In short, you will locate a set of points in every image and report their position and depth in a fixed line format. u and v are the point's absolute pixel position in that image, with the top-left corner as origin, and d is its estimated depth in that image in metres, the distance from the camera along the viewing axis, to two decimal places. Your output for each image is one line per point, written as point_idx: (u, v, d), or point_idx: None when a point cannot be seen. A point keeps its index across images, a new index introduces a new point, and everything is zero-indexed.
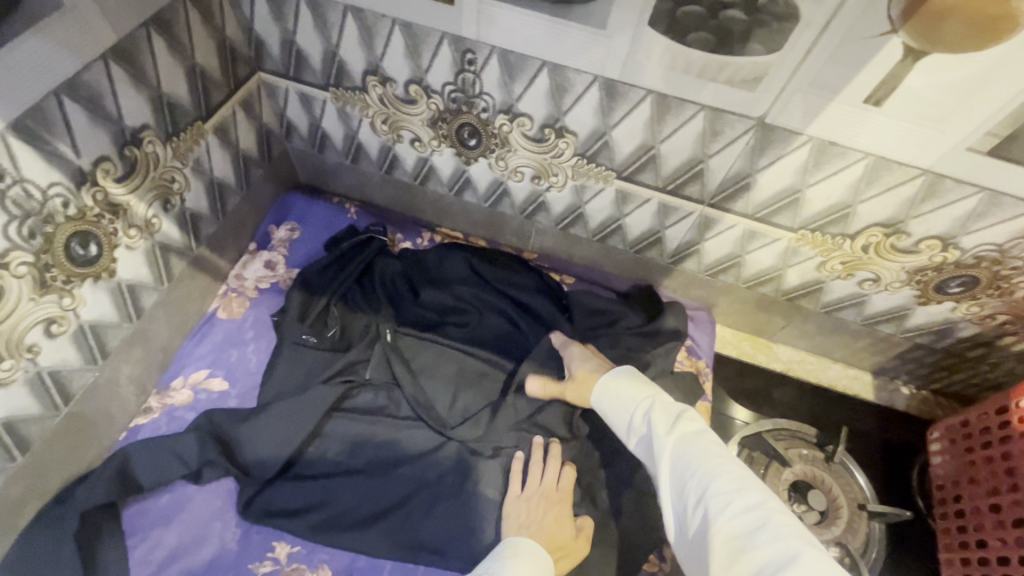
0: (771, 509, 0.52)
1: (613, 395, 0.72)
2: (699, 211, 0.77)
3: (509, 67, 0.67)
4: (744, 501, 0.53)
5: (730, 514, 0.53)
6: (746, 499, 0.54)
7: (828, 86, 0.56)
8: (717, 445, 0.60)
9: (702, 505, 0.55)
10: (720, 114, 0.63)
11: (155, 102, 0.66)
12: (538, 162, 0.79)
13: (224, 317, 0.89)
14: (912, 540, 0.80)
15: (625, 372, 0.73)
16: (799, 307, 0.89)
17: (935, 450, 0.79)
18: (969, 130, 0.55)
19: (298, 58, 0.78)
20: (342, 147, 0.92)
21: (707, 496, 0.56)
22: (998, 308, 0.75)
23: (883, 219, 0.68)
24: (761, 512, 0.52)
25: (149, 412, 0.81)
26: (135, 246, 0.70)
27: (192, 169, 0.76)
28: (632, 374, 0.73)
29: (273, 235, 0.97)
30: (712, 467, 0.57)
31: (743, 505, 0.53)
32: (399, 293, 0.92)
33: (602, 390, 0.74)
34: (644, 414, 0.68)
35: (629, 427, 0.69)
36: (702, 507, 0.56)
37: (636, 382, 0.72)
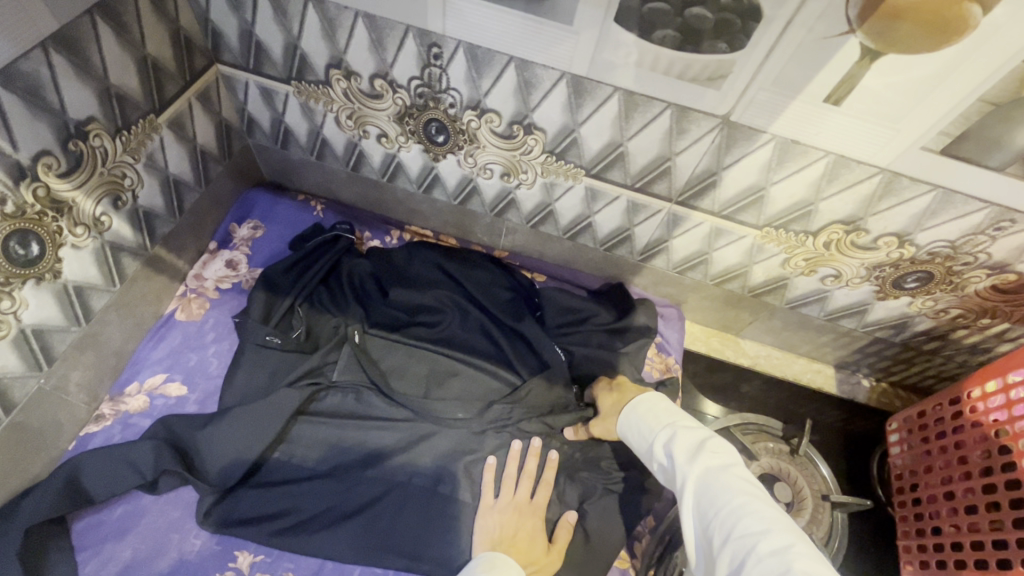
0: (800, 555, 0.48)
1: (637, 425, 0.70)
2: (667, 209, 0.78)
3: (476, 63, 0.66)
4: (769, 543, 0.50)
5: (756, 557, 0.50)
6: (774, 541, 0.50)
7: (790, 85, 0.57)
8: (746, 482, 0.57)
9: (727, 546, 0.52)
10: (685, 112, 0.64)
11: (101, 93, 0.63)
12: (507, 159, 0.79)
13: (182, 319, 0.86)
14: (872, 528, 0.83)
15: (644, 401, 0.71)
16: (765, 303, 0.90)
17: (894, 441, 0.82)
18: (923, 129, 0.56)
19: (257, 50, 0.75)
20: (307, 143, 0.89)
21: (731, 536, 0.52)
22: (952, 302, 0.78)
23: (844, 217, 0.70)
24: (788, 555, 0.49)
25: (101, 419, 0.77)
26: (82, 245, 0.66)
27: (145, 165, 0.72)
28: (658, 403, 0.70)
29: (235, 234, 0.94)
30: (737, 504, 0.54)
31: (768, 547, 0.50)
32: (367, 293, 0.90)
33: (625, 418, 0.72)
34: (667, 442, 0.65)
35: (653, 457, 0.66)
36: (730, 549, 0.52)
37: (659, 411, 0.69)
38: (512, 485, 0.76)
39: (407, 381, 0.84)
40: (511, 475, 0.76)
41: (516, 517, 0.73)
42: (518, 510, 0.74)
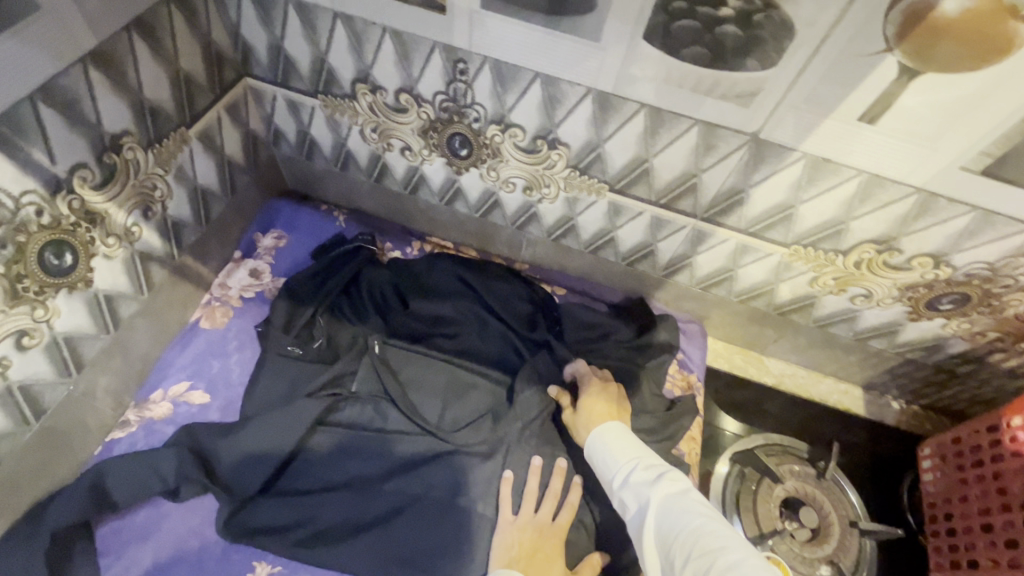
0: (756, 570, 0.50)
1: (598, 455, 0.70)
2: (692, 225, 0.77)
3: (502, 78, 0.66)
4: (727, 558, 0.52)
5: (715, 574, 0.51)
6: (734, 559, 0.52)
7: (824, 104, 0.56)
8: (704, 506, 0.59)
9: (688, 567, 0.53)
10: (714, 128, 0.62)
11: (136, 107, 0.64)
12: (530, 173, 0.78)
13: (206, 327, 0.87)
14: (902, 558, 0.79)
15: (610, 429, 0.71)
16: (791, 321, 0.88)
17: (926, 467, 0.79)
18: (964, 149, 0.54)
19: (286, 64, 0.76)
20: (331, 154, 0.90)
21: (692, 556, 0.54)
22: (989, 325, 0.75)
23: (876, 236, 0.68)
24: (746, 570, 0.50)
25: (126, 425, 0.78)
26: (113, 255, 0.68)
27: (175, 176, 0.74)
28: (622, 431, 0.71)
29: (259, 243, 0.95)
30: (696, 525, 0.56)
31: (727, 564, 0.51)
32: (386, 304, 0.90)
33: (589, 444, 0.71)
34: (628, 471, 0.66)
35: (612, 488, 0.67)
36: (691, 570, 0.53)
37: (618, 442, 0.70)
38: (534, 498, 0.75)
39: (425, 393, 0.84)
40: (533, 490, 0.75)
41: (533, 534, 0.72)
42: (535, 529, 0.73)
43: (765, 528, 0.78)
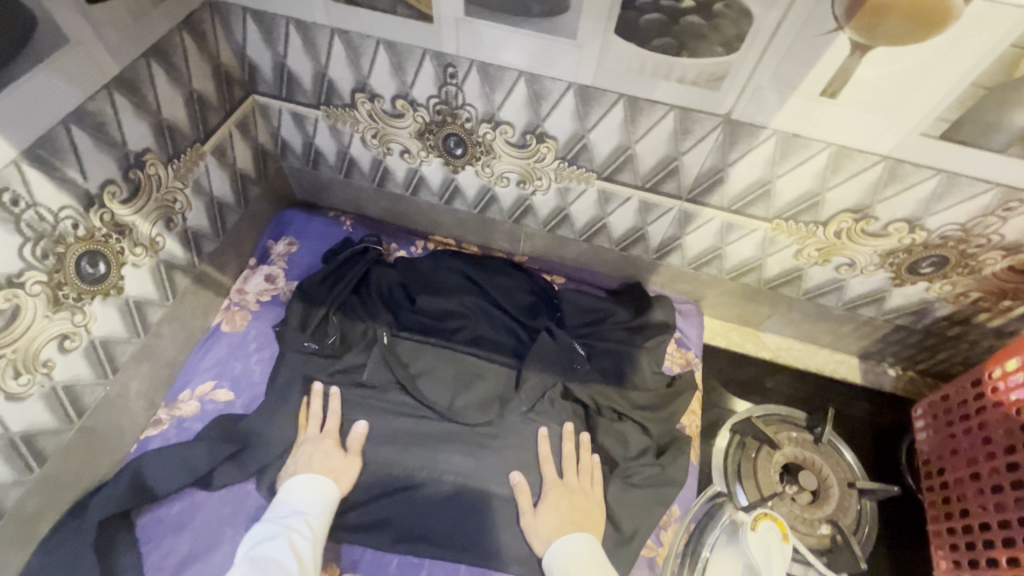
0: None
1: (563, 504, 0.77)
2: (678, 207, 0.81)
3: (490, 79, 0.71)
4: None
5: None
6: None
7: (787, 82, 0.60)
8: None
9: None
10: (689, 112, 0.67)
11: (156, 126, 0.70)
12: (522, 167, 0.83)
13: (227, 330, 0.92)
14: (903, 516, 0.81)
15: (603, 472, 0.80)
16: (782, 295, 0.92)
17: (919, 426, 0.81)
18: (921, 116, 0.58)
19: (290, 80, 0.82)
20: (335, 162, 0.96)
21: None
22: (970, 286, 0.78)
23: (852, 205, 0.71)
24: None
25: (158, 423, 0.84)
26: (141, 264, 0.73)
27: (193, 190, 0.79)
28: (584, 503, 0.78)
29: (272, 250, 1.01)
30: None
31: None
32: (394, 300, 0.95)
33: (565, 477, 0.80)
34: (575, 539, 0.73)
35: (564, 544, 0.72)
36: None
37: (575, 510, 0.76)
38: (579, 468, 0.80)
39: (435, 382, 0.89)
40: (572, 459, 0.81)
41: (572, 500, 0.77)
42: (577, 495, 0.78)
43: (765, 492, 0.81)
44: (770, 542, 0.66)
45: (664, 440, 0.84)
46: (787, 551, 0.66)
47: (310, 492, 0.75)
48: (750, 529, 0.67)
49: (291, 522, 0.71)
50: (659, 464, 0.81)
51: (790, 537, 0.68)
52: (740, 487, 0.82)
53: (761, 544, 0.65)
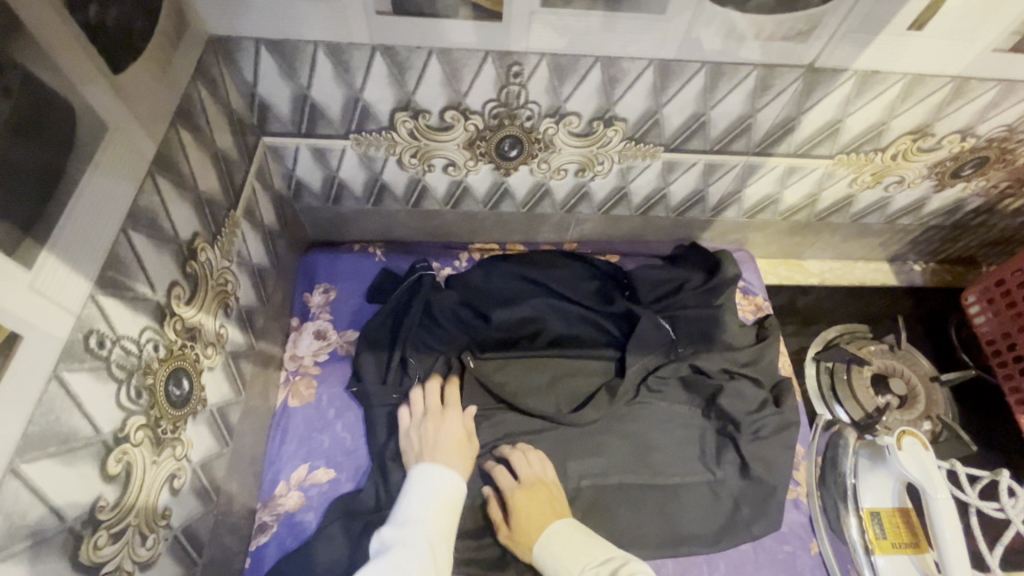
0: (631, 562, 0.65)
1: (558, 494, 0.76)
2: (744, 162, 0.81)
3: (559, 71, 0.65)
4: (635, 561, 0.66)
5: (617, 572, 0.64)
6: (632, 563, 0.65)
7: (876, 22, 0.60)
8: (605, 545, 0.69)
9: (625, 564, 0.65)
10: (771, 69, 0.65)
11: (197, 204, 0.58)
12: (583, 155, 0.79)
13: (297, 405, 0.83)
14: (974, 392, 0.90)
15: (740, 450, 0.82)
16: (829, 223, 0.96)
17: (977, 313, 0.92)
18: (998, 34, 0.61)
19: (312, 113, 0.71)
20: (363, 192, 0.86)
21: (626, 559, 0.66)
22: (1002, 177, 0.85)
23: (913, 127, 0.75)
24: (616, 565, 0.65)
25: (266, 527, 0.74)
26: (215, 365, 0.63)
27: (237, 264, 0.68)
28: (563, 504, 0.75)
29: (310, 303, 0.91)
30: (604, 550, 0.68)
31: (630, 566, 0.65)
32: (466, 322, 0.90)
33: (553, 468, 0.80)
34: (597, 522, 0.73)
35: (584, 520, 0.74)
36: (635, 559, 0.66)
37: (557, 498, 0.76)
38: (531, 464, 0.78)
39: (538, 395, 0.86)
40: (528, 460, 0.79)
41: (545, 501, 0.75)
42: (544, 485, 0.76)
43: (868, 408, 0.87)
44: (918, 455, 0.71)
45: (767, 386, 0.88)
46: (934, 458, 0.71)
47: (429, 505, 0.68)
48: (897, 448, 0.72)
49: (405, 537, 0.64)
50: (775, 411, 0.84)
51: (931, 446, 0.73)
52: (840, 406, 0.89)
53: (912, 459, 0.71)
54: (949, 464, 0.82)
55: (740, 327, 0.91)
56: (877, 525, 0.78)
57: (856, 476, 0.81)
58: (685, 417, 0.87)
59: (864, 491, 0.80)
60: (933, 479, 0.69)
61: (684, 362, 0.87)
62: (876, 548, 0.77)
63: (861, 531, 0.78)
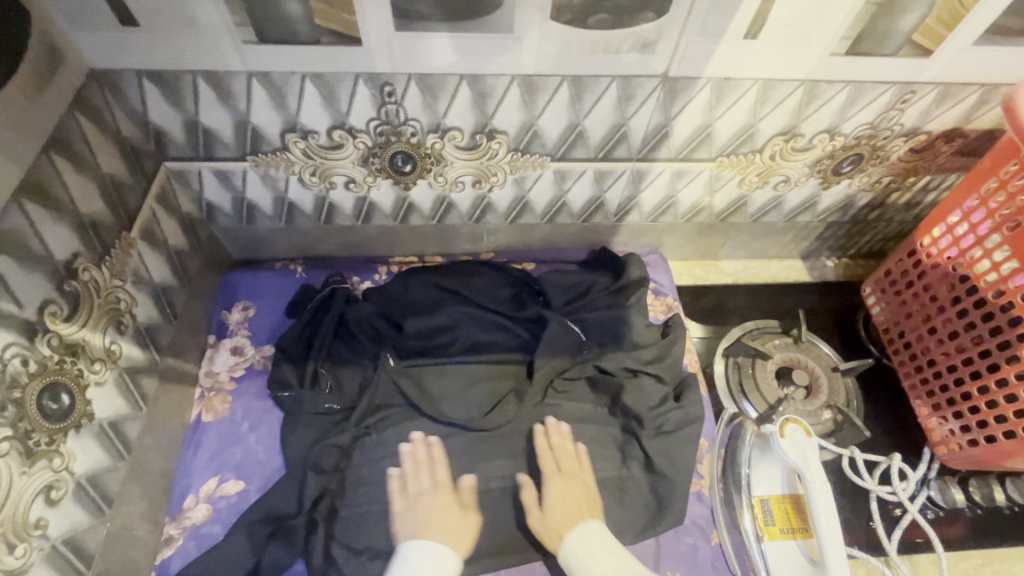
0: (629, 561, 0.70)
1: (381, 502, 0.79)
2: (631, 168, 0.84)
3: (430, 89, 0.69)
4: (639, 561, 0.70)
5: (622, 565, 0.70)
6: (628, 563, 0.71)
7: (713, 33, 0.64)
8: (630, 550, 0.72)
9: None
10: (630, 79, 0.70)
11: (77, 226, 0.61)
12: (475, 167, 0.83)
13: (211, 420, 0.85)
14: (879, 381, 0.94)
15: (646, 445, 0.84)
16: (732, 224, 1.00)
17: (873, 302, 0.92)
18: (830, 39, 0.66)
19: (206, 137, 0.74)
20: (273, 211, 0.89)
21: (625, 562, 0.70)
22: (882, 173, 0.89)
23: (782, 128, 0.79)
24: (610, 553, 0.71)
25: (171, 540, 0.76)
26: (103, 380, 0.65)
27: (133, 282, 0.71)
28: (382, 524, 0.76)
29: (228, 320, 0.93)
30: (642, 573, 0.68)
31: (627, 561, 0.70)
32: (380, 332, 0.92)
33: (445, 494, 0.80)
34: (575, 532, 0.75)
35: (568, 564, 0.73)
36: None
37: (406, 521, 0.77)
38: (563, 456, 0.82)
39: (452, 399, 0.88)
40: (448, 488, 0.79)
41: None
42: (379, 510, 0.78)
43: (771, 399, 0.90)
44: (800, 441, 0.74)
45: (675, 381, 0.90)
46: (815, 444, 0.74)
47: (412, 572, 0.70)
48: (780, 436, 0.75)
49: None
50: (679, 408, 0.87)
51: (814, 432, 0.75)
52: (748, 402, 0.91)
53: (793, 446, 0.73)
54: (846, 451, 0.86)
55: (647, 326, 0.94)
56: (767, 511, 0.81)
57: (750, 464, 0.84)
58: (594, 417, 0.89)
59: (755, 477, 0.83)
60: (811, 464, 0.72)
61: (586, 364, 0.91)
62: (765, 535, 0.79)
63: (753, 518, 0.80)
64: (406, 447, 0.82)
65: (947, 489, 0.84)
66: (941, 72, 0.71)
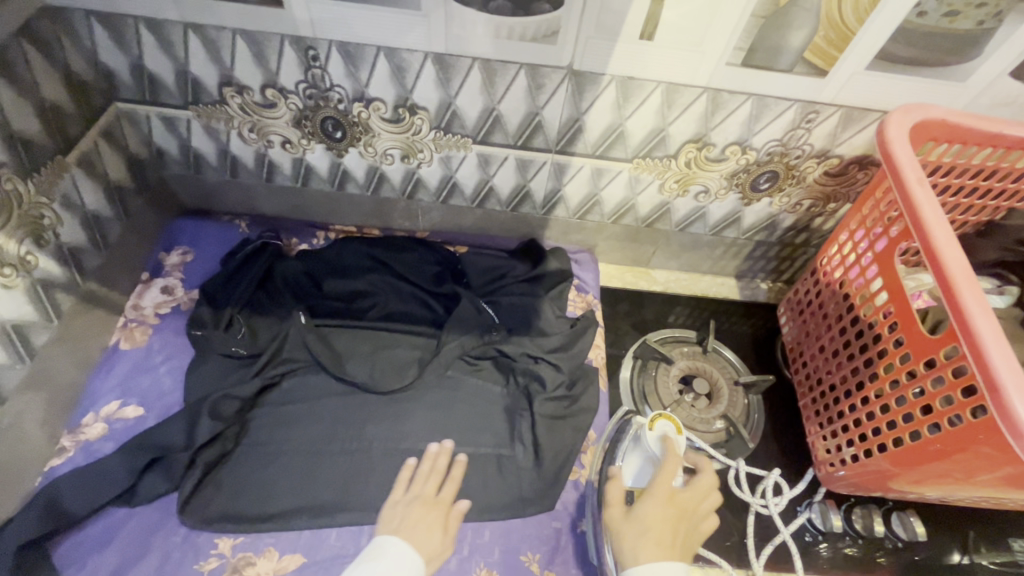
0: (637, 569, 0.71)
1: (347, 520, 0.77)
2: (551, 159, 0.88)
3: (350, 57, 0.75)
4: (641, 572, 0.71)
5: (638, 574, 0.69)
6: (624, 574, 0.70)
7: (610, 31, 0.68)
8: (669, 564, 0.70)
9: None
10: (537, 68, 0.74)
11: (6, 139, 0.68)
12: (403, 142, 0.87)
13: (127, 348, 0.90)
14: (781, 401, 0.95)
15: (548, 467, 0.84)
16: (659, 231, 1.02)
17: (784, 321, 0.93)
18: (722, 48, 0.69)
19: (151, 82, 0.81)
20: (218, 163, 0.95)
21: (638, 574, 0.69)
22: (802, 194, 0.91)
23: (692, 135, 0.82)
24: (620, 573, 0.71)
25: (64, 451, 0.80)
26: (12, 284, 0.71)
27: (61, 204, 0.77)
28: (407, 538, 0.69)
29: (165, 261, 0.98)
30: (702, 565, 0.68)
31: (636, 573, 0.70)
32: (302, 289, 0.97)
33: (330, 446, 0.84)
34: None
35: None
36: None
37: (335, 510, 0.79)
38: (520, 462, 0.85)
39: (357, 360, 0.92)
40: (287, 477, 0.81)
41: (281, 496, 0.79)
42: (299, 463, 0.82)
43: (666, 401, 0.91)
44: (665, 440, 0.76)
45: (574, 372, 0.92)
46: (679, 444, 0.76)
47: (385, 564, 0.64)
48: (649, 428, 0.77)
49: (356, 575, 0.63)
50: (571, 396, 0.89)
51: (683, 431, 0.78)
52: (647, 406, 0.92)
53: (657, 443, 0.76)
54: (733, 463, 0.86)
55: (558, 317, 0.96)
56: (629, 504, 0.79)
57: (624, 455, 0.82)
58: (490, 396, 0.91)
59: (626, 470, 0.81)
60: (669, 465, 0.74)
61: (491, 345, 0.93)
62: None
63: (615, 509, 0.79)
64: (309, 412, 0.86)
65: (827, 513, 0.83)
66: (839, 94, 0.73)
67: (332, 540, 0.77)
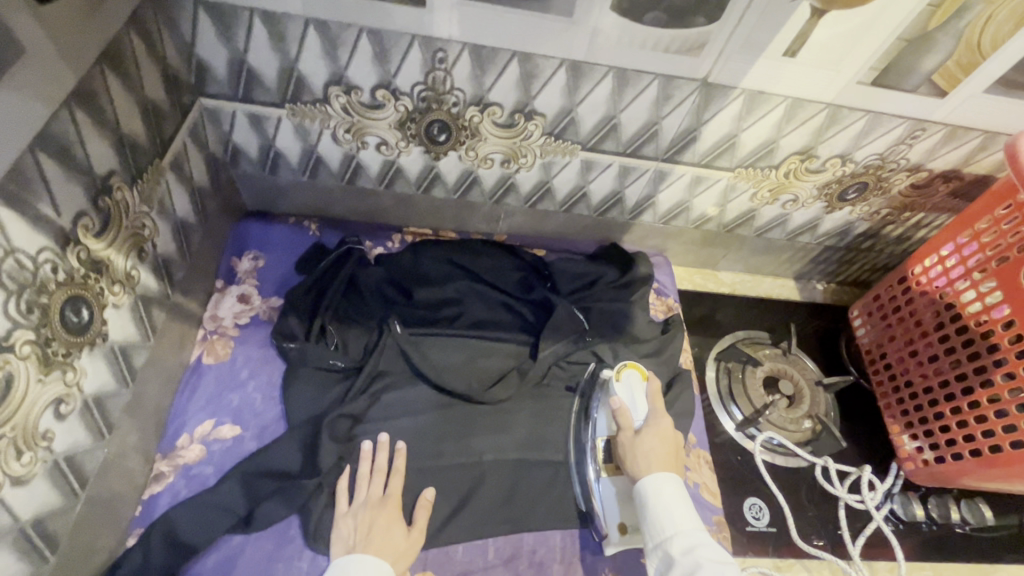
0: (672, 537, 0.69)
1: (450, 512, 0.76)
2: (654, 167, 0.88)
3: (480, 61, 0.72)
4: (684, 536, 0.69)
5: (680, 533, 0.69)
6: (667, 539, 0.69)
7: (756, 47, 0.68)
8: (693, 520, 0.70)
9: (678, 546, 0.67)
10: (671, 79, 0.73)
11: (117, 143, 0.61)
12: (507, 146, 0.85)
13: (211, 363, 0.84)
14: (856, 398, 1.00)
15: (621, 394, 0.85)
16: (737, 236, 1.04)
17: (859, 324, 1.00)
18: (858, 68, 0.70)
19: (248, 78, 0.75)
20: (298, 164, 0.89)
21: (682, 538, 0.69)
22: (882, 204, 0.95)
23: (799, 148, 0.84)
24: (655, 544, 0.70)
25: (162, 477, 0.76)
26: (121, 303, 0.65)
27: (158, 212, 0.71)
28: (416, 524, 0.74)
29: (237, 267, 0.93)
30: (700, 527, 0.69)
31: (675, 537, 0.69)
32: (389, 297, 0.93)
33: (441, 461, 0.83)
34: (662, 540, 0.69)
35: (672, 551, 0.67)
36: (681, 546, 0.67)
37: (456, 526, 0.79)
38: None
39: (453, 371, 0.88)
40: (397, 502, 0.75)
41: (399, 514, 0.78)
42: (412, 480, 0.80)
43: (756, 404, 0.95)
44: (632, 383, 0.85)
45: (669, 377, 0.94)
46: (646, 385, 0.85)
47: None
48: (616, 379, 0.85)
49: None
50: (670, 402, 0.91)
51: (648, 374, 0.87)
52: (735, 406, 0.95)
53: (626, 387, 0.84)
54: (819, 461, 0.91)
55: (649, 322, 0.97)
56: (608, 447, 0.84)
57: (596, 410, 0.86)
58: None
59: (601, 421, 0.85)
60: (637, 405, 0.83)
61: (588, 349, 0.93)
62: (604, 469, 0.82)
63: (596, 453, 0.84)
64: (413, 425, 0.84)
65: (908, 503, 0.91)
66: (950, 114, 0.77)
67: (460, 555, 0.78)
